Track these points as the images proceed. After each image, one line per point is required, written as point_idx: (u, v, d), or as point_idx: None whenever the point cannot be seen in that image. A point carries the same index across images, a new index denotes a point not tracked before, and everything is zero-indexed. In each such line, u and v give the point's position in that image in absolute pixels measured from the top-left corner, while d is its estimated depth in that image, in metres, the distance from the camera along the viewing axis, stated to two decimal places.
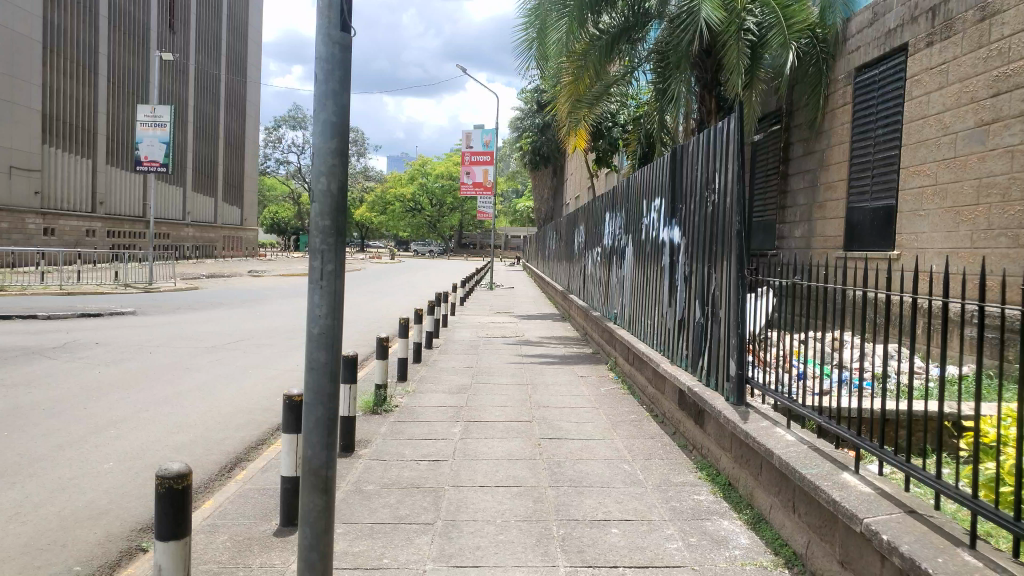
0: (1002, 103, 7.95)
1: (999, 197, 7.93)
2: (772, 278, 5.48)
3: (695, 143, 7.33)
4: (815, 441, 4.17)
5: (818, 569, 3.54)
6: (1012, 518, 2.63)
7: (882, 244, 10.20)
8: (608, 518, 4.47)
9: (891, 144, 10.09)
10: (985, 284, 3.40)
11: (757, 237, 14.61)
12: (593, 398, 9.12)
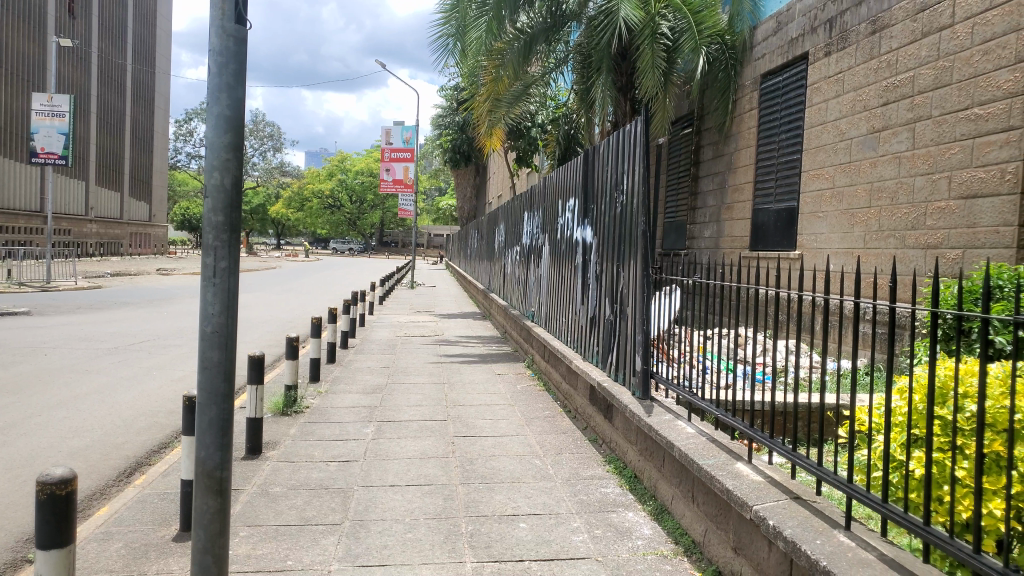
0: (892, 112, 8.42)
1: (888, 201, 8.39)
2: (676, 276, 5.65)
3: (605, 145, 7.48)
4: (713, 433, 4.35)
5: (714, 555, 3.69)
6: (881, 500, 2.81)
7: (784, 244, 10.66)
8: (516, 513, 4.53)
9: (793, 149, 10.55)
10: (870, 283, 3.61)
11: (670, 237, 14.95)
12: (508, 396, 9.19)
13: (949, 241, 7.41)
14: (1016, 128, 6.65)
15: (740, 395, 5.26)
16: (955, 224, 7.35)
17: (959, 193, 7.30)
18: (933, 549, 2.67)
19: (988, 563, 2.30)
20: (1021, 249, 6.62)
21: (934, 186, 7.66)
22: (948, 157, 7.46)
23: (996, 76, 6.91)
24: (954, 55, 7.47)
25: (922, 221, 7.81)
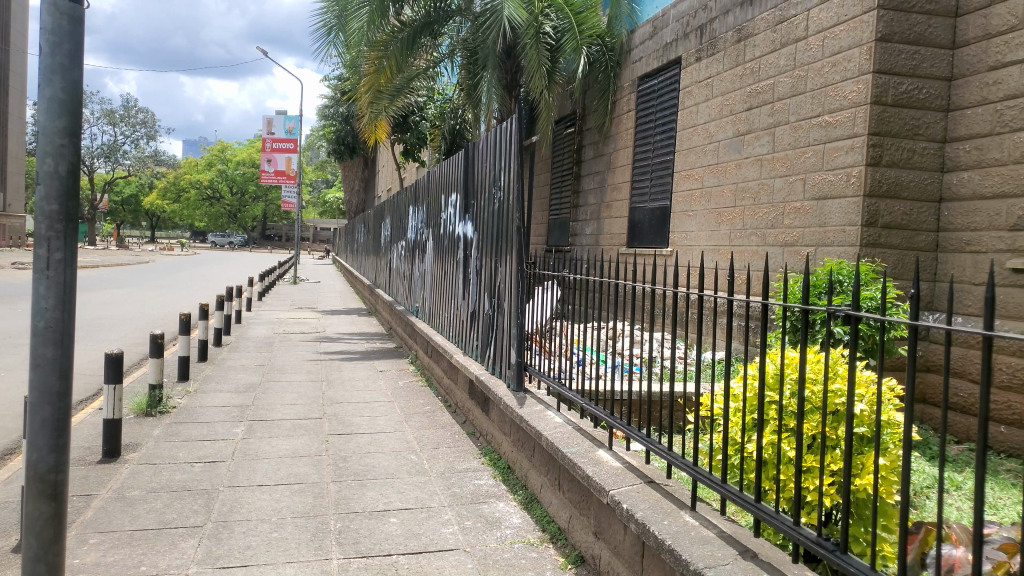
0: (754, 117, 8.91)
1: (751, 201, 8.89)
2: (552, 271, 5.79)
3: (484, 141, 7.53)
4: (580, 423, 4.51)
5: (578, 541, 3.82)
6: (720, 481, 3.01)
7: (657, 241, 11.09)
8: (387, 509, 4.51)
9: (667, 149, 11.00)
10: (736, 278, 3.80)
11: (554, 234, 15.21)
12: (389, 392, 9.10)
13: (803, 240, 7.92)
14: (860, 135, 7.19)
15: (611, 385, 5.44)
16: (809, 223, 7.85)
17: (813, 194, 7.81)
18: (765, 524, 2.88)
19: (803, 532, 2.51)
20: (864, 248, 7.15)
21: (791, 187, 8.17)
22: (803, 160, 7.97)
23: (844, 86, 7.43)
24: (808, 64, 7.97)
25: (780, 221, 8.33)
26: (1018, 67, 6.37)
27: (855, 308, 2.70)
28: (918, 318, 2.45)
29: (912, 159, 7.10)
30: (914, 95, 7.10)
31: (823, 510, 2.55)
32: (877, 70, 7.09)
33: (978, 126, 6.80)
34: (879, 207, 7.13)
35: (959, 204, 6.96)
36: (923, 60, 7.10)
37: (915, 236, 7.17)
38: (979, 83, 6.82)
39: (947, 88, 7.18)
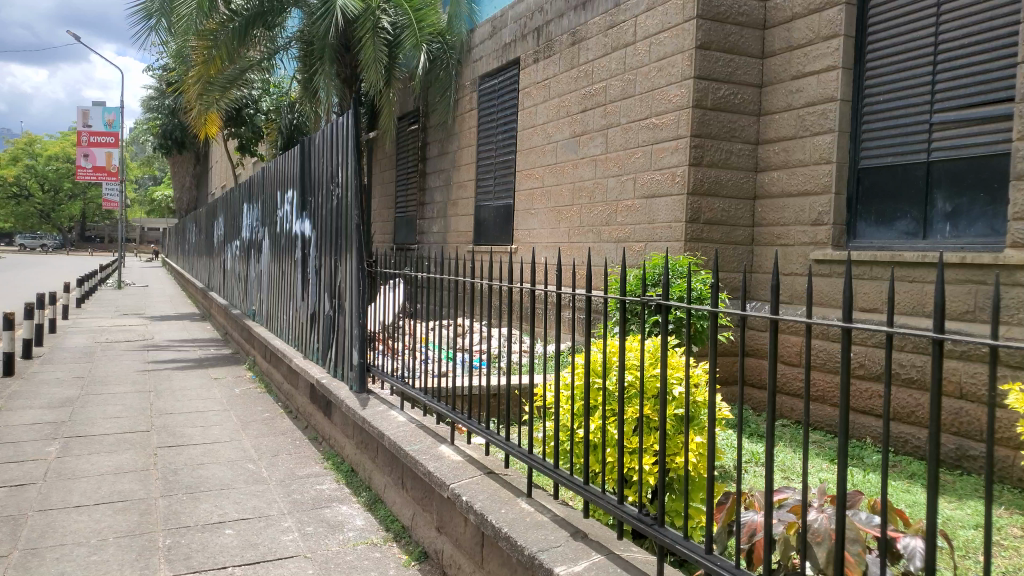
0: (589, 118, 9.26)
1: (587, 199, 9.24)
2: (394, 270, 5.72)
3: (320, 137, 7.34)
4: (422, 420, 4.53)
5: (421, 537, 3.85)
6: (553, 466, 3.13)
7: (502, 238, 11.28)
8: (222, 521, 4.31)
9: (508, 148, 11.22)
10: (565, 272, 3.95)
11: (400, 232, 15.10)
12: (225, 400, 8.67)
13: (635, 235, 8.33)
14: (683, 137, 7.63)
15: (455, 381, 5.49)
16: (640, 220, 8.28)
17: (643, 193, 8.24)
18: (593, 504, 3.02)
19: (625, 509, 2.67)
20: (689, 242, 7.59)
21: (623, 186, 8.57)
22: (633, 161, 8.38)
23: (668, 90, 7.87)
24: (637, 68, 8.40)
25: (613, 219, 8.73)
26: (815, 77, 7.16)
27: (665, 298, 2.93)
28: (717, 305, 2.70)
29: (729, 159, 7.68)
30: (730, 100, 7.65)
31: (643, 487, 2.71)
32: (698, 76, 7.55)
33: (784, 130, 7.49)
34: (701, 205, 7.61)
35: (771, 200, 7.62)
36: (737, 67, 7.66)
37: (734, 231, 7.73)
38: (784, 90, 7.52)
39: (758, 94, 7.78)
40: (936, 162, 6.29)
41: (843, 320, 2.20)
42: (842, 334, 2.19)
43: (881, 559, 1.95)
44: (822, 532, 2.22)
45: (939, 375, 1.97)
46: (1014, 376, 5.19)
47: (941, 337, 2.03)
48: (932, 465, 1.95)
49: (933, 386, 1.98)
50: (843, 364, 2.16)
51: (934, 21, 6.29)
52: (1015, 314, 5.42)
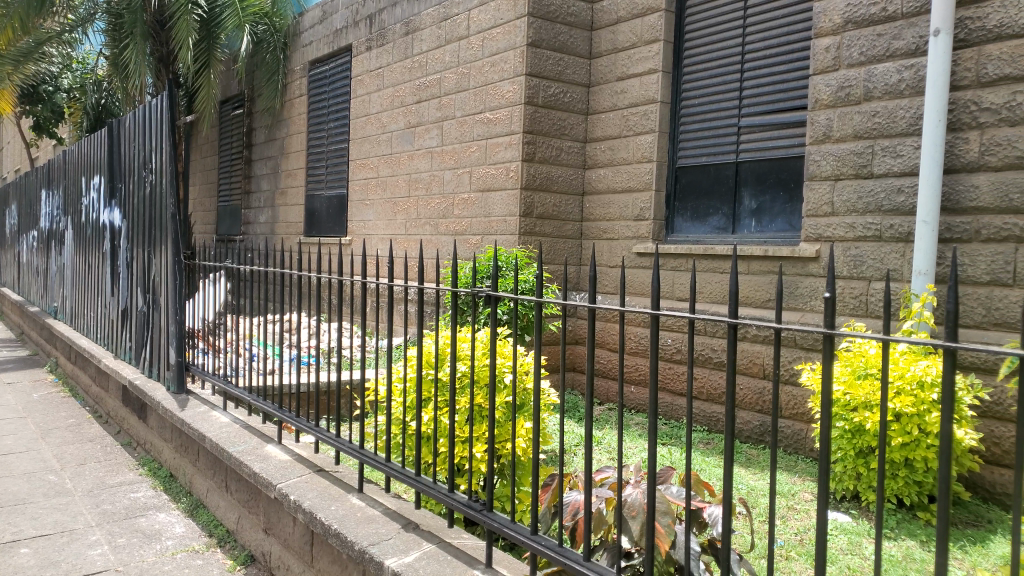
0: (424, 110, 9.23)
1: (423, 191, 9.21)
2: (216, 262, 5.41)
3: (131, 119, 6.79)
4: (248, 419, 4.34)
5: (249, 541, 3.71)
6: (384, 460, 3.10)
7: (336, 230, 11.02)
8: (16, 539, 3.91)
9: (341, 137, 10.95)
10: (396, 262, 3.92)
11: (224, 222, 14.31)
12: (20, 407, 7.84)
13: (471, 229, 8.42)
14: (516, 132, 7.79)
15: (285, 378, 5.30)
16: (475, 214, 8.38)
17: (478, 186, 8.34)
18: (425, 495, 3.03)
19: (455, 498, 2.70)
20: (522, 236, 7.76)
21: (458, 179, 8.63)
22: (468, 155, 8.46)
23: (501, 86, 8.00)
24: (470, 62, 8.47)
25: (450, 211, 8.77)
26: (638, 79, 7.55)
27: (493, 289, 2.99)
28: (542, 296, 2.81)
29: (559, 156, 7.93)
30: (560, 98, 7.90)
31: (472, 474, 2.75)
32: (529, 73, 7.72)
33: (610, 129, 7.84)
34: (534, 199, 7.80)
35: (598, 196, 7.97)
36: (566, 66, 7.92)
37: (564, 225, 8.01)
38: (610, 91, 7.86)
39: (587, 93, 8.08)
40: (743, 162, 6.86)
41: (652, 307, 2.38)
42: (651, 321, 2.37)
43: (686, 527, 2.10)
44: (636, 507, 2.33)
45: (732, 356, 2.16)
46: (807, 356, 5.77)
47: (735, 321, 2.25)
48: (728, 437, 2.15)
49: (729, 365, 2.18)
50: (653, 348, 2.33)
51: (741, 33, 6.86)
52: (808, 301, 6.01)
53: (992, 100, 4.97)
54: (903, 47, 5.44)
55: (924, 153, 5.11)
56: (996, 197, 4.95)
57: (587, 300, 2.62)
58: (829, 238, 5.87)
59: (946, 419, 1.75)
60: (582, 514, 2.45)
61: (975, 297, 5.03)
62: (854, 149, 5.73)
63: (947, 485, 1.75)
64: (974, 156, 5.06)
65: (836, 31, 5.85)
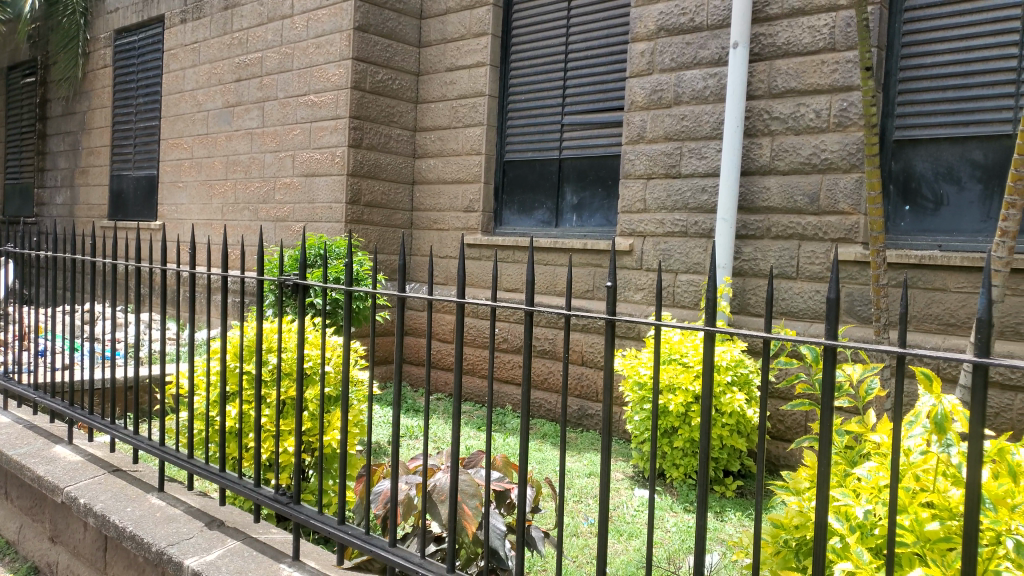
0: (243, 89, 8.79)
1: (242, 174, 8.78)
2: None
3: None
4: (33, 419, 3.96)
5: (33, 552, 3.39)
6: (187, 456, 2.95)
7: (145, 213, 10.26)
8: None
9: (150, 113, 10.18)
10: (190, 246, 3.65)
11: (12, 203, 12.89)
12: None
13: (294, 215, 8.15)
14: (342, 117, 7.61)
15: (80, 373, 4.88)
16: (298, 199, 8.11)
17: (301, 171, 8.07)
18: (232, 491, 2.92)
19: (261, 492, 2.63)
20: (349, 224, 7.58)
21: (281, 163, 8.32)
22: (292, 138, 8.17)
23: (326, 69, 7.79)
24: (294, 43, 8.17)
25: (271, 196, 8.43)
26: (466, 71, 7.62)
27: (301, 277, 2.91)
28: (352, 284, 2.79)
29: (388, 144, 7.84)
30: (388, 85, 7.81)
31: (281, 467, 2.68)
32: (356, 57, 7.55)
33: (439, 119, 7.86)
34: (361, 186, 7.66)
35: (427, 186, 7.97)
36: (395, 53, 7.84)
37: (393, 214, 7.94)
38: (439, 81, 7.87)
39: (416, 82, 8.04)
40: (566, 159, 7.14)
41: (458, 295, 2.46)
42: (457, 309, 2.44)
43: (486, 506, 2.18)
44: (444, 492, 2.39)
45: (529, 341, 2.28)
46: (621, 344, 6.11)
47: (535, 309, 2.36)
48: (525, 417, 2.27)
49: (525, 349, 2.30)
50: (457, 335, 2.40)
51: (564, 33, 7.12)
52: (623, 292, 6.38)
53: (781, 110, 5.51)
54: (708, 56, 5.89)
55: (724, 156, 5.58)
56: (784, 198, 5.50)
57: (395, 289, 2.65)
58: (642, 233, 6.26)
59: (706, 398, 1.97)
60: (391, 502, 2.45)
61: (764, 288, 5.56)
62: (665, 150, 6.13)
63: (706, 470, 1.99)
64: (766, 160, 5.59)
65: (650, 36, 6.23)
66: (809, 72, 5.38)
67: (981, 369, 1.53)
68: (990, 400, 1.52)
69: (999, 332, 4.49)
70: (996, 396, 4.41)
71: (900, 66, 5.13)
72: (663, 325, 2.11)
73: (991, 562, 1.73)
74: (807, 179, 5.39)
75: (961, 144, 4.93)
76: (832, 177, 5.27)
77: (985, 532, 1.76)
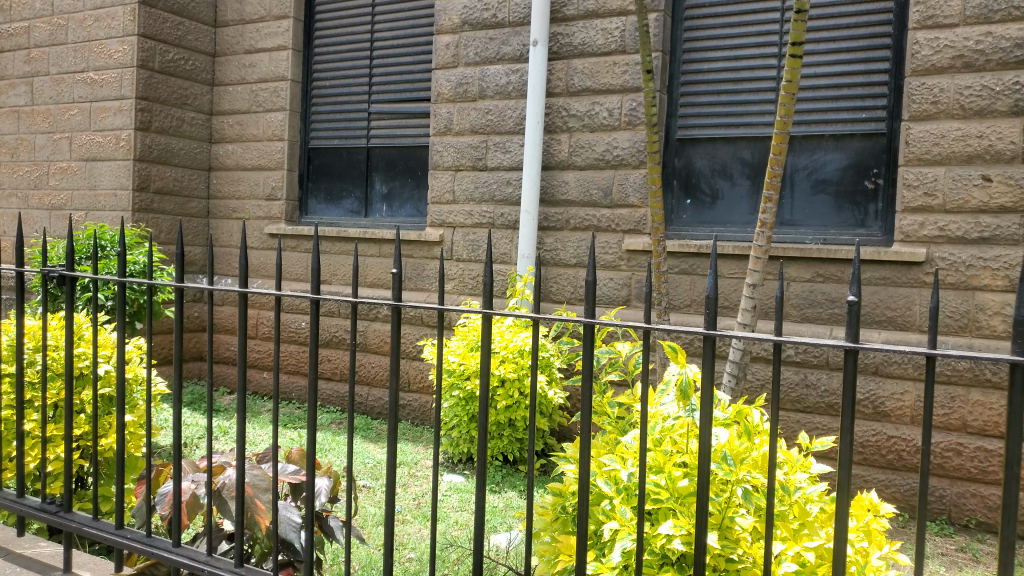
0: (7, 61, 7.85)
1: (8, 157, 7.85)
2: None
3: None
4: None
5: None
6: None
7: None
8: None
9: None
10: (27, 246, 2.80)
11: None
12: None
13: (72, 202, 7.43)
14: (127, 98, 7.02)
15: None
16: (76, 185, 7.40)
17: (80, 154, 7.36)
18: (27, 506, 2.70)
19: (26, 503, 2.59)
20: (136, 212, 7.03)
21: (55, 145, 7.55)
22: (68, 118, 7.43)
23: (107, 44, 7.14)
24: (68, 13, 7.42)
25: (45, 181, 7.62)
26: (267, 54, 7.31)
27: (68, 268, 2.70)
28: (143, 277, 2.68)
29: (180, 127, 7.34)
30: (179, 65, 7.29)
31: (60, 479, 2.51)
32: (142, 33, 6.99)
33: (237, 103, 7.48)
34: (150, 172, 7.12)
35: (225, 172, 7.55)
36: (187, 32, 7.33)
37: (187, 202, 7.46)
38: (237, 64, 7.48)
39: (212, 63, 7.59)
40: (373, 148, 7.07)
41: (240, 284, 2.46)
42: (240, 298, 2.42)
43: (272, 495, 2.25)
44: (233, 488, 2.37)
45: (316, 328, 2.35)
46: (431, 334, 6.17)
47: (323, 297, 2.47)
48: (312, 406, 2.38)
49: (312, 334, 2.37)
50: (241, 326, 2.37)
51: (369, 21, 7.02)
52: (433, 282, 6.44)
53: (578, 107, 5.80)
54: (510, 52, 6.07)
55: (526, 150, 5.81)
56: (581, 192, 5.80)
57: (174, 279, 2.57)
58: (451, 224, 6.34)
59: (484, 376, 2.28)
60: (173, 502, 2.35)
61: (566, 277, 5.85)
62: (471, 142, 6.25)
63: (483, 454, 2.28)
64: (564, 155, 5.87)
65: (455, 30, 6.31)
66: (602, 72, 5.71)
67: (711, 340, 1.83)
68: (717, 364, 1.82)
69: (763, 313, 5.05)
70: (761, 369, 4.96)
71: (681, 71, 5.58)
72: (445, 310, 2.32)
73: (728, 509, 2.01)
74: (601, 174, 5.73)
75: (733, 144, 5.47)
76: (623, 173, 5.63)
77: (723, 484, 2.04)
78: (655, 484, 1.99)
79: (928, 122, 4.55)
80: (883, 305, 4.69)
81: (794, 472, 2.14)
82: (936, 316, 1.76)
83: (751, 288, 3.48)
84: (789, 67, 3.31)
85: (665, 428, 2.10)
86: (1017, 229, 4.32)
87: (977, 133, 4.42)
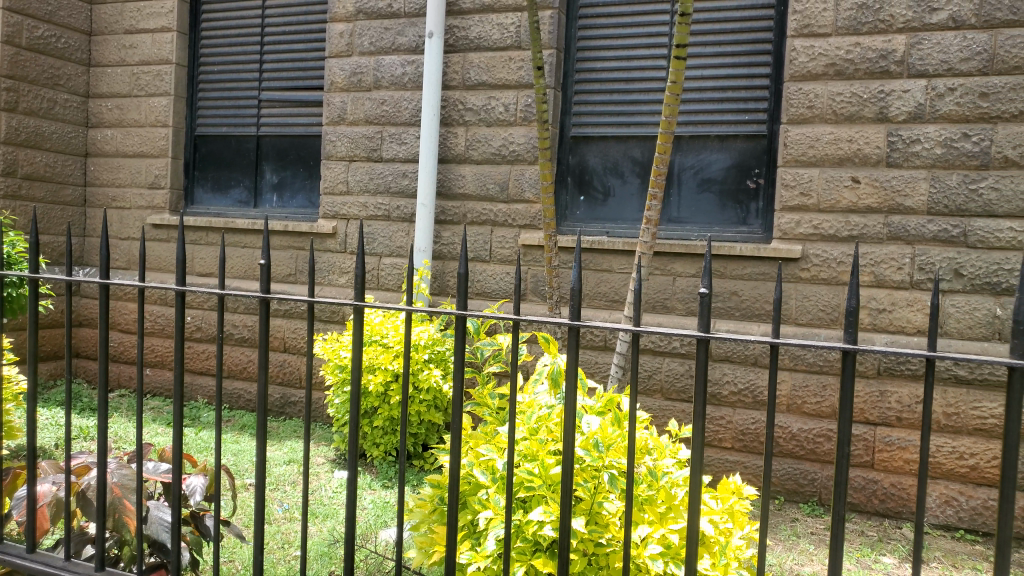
0: None
1: None
2: None
3: None
4: None
5: None
6: None
7: None
8: None
9: None
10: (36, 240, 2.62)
11: None
12: None
13: None
14: None
15: None
16: None
17: None
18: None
19: None
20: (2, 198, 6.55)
21: None
22: None
23: None
24: None
25: None
26: (149, 35, 6.95)
27: None
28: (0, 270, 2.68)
29: (52, 109, 6.88)
30: (51, 42, 6.83)
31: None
32: (7, 7, 6.49)
33: (116, 85, 7.07)
34: (17, 156, 6.65)
35: (103, 159, 7.14)
36: (59, 7, 6.87)
37: (61, 189, 7.01)
38: (115, 44, 7.07)
39: (88, 42, 7.15)
40: (263, 137, 6.86)
41: (101, 276, 2.44)
42: (102, 290, 2.42)
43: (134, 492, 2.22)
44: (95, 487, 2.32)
45: (183, 321, 2.39)
46: (324, 328, 6.04)
47: (189, 289, 2.46)
48: (178, 400, 2.37)
49: (180, 327, 2.40)
50: (102, 319, 2.40)
51: (259, 5, 6.78)
52: (326, 275, 6.31)
53: (474, 101, 5.81)
54: (406, 44, 6.01)
55: (422, 143, 5.77)
56: (477, 186, 5.82)
57: (27, 270, 2.47)
58: (345, 216, 6.23)
59: (356, 370, 2.35)
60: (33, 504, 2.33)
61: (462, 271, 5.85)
62: (365, 133, 6.15)
63: (355, 446, 2.33)
64: (461, 149, 5.86)
65: (349, 18, 6.19)
66: (498, 67, 5.74)
67: (575, 329, 1.98)
68: (582, 351, 1.93)
69: (651, 306, 5.21)
70: (649, 360, 5.12)
71: (576, 68, 5.68)
72: (316, 302, 2.35)
73: (598, 495, 2.20)
74: (497, 169, 5.76)
75: (625, 143, 5.62)
76: (519, 168, 5.68)
77: (594, 470, 2.21)
78: (529, 473, 2.18)
79: (804, 126, 4.81)
80: (762, 299, 4.93)
81: (663, 458, 2.38)
82: (781, 307, 1.97)
83: (637, 283, 3.58)
84: (674, 68, 3.42)
85: (541, 416, 2.30)
86: (881, 228, 4.64)
87: (847, 138, 4.71)
